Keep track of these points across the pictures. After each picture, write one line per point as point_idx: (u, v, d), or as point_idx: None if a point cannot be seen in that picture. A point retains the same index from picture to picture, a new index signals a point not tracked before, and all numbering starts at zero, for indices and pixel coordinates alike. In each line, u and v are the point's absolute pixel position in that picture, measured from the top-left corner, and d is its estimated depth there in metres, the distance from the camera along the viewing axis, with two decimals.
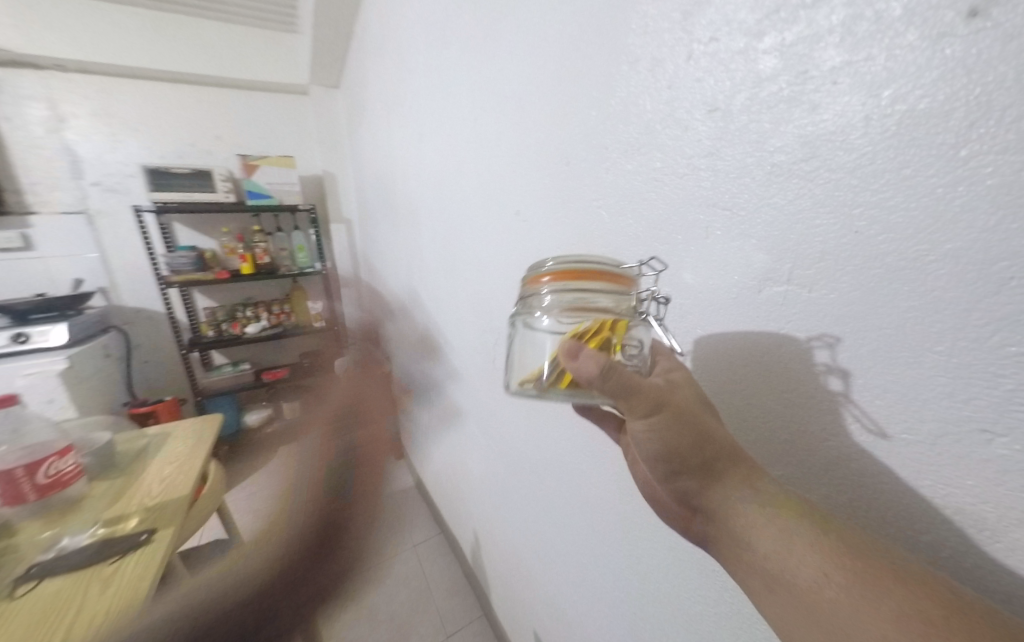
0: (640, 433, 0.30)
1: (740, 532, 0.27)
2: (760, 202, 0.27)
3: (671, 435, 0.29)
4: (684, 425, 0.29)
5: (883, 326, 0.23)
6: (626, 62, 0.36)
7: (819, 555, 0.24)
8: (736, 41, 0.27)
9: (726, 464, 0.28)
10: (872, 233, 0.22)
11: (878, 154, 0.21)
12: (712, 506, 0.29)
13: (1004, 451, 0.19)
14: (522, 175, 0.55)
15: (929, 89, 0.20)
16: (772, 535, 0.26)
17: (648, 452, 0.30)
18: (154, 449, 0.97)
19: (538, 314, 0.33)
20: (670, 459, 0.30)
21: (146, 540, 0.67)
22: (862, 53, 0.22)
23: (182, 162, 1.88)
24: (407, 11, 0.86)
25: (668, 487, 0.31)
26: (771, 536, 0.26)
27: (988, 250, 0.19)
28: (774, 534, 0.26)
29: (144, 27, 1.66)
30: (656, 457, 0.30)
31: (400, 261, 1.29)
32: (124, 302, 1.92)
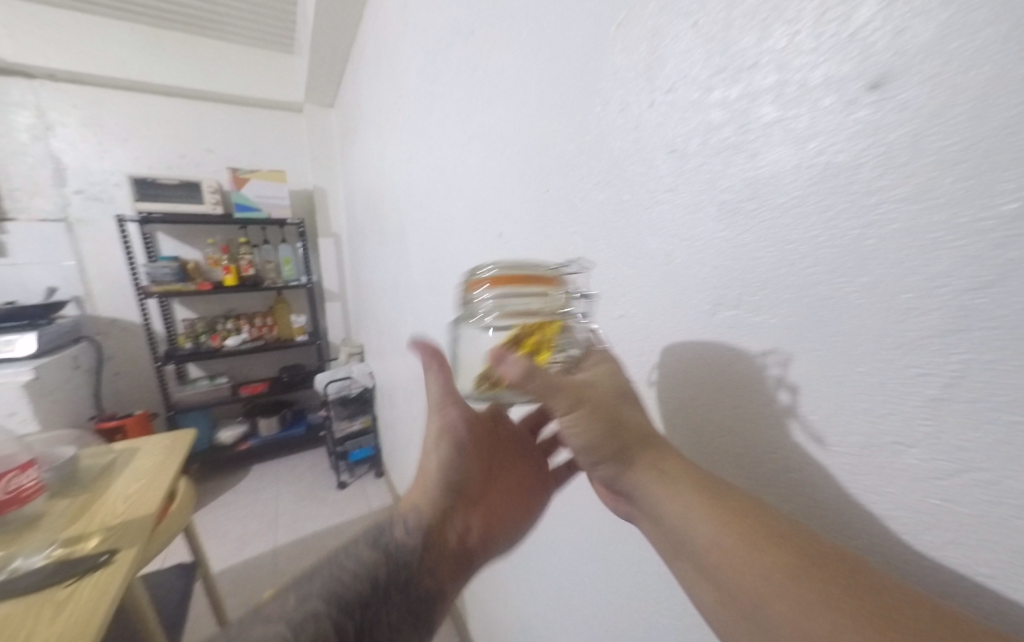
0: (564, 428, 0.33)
1: (659, 515, 0.30)
2: (712, 235, 0.30)
3: (589, 429, 0.32)
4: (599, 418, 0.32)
5: (815, 348, 0.25)
6: (598, 104, 0.39)
7: (713, 524, 0.27)
8: (690, 93, 0.31)
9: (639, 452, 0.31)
10: (805, 265, 0.25)
11: (806, 199, 0.25)
12: (629, 487, 0.32)
13: (915, 462, 0.22)
14: (504, 199, 0.58)
15: (843, 145, 0.23)
16: (690, 519, 0.28)
17: (573, 443, 0.33)
18: (121, 465, 0.93)
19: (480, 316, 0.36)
20: (591, 451, 0.33)
21: (106, 561, 0.64)
22: (791, 112, 0.25)
23: (170, 173, 1.88)
24: (401, 40, 0.91)
25: (595, 474, 0.34)
26: (674, 510, 0.29)
27: (892, 284, 0.22)
28: (677, 508, 0.29)
29: (141, 43, 1.69)
30: (579, 447, 0.33)
31: (387, 277, 1.30)
32: (99, 311, 1.87)
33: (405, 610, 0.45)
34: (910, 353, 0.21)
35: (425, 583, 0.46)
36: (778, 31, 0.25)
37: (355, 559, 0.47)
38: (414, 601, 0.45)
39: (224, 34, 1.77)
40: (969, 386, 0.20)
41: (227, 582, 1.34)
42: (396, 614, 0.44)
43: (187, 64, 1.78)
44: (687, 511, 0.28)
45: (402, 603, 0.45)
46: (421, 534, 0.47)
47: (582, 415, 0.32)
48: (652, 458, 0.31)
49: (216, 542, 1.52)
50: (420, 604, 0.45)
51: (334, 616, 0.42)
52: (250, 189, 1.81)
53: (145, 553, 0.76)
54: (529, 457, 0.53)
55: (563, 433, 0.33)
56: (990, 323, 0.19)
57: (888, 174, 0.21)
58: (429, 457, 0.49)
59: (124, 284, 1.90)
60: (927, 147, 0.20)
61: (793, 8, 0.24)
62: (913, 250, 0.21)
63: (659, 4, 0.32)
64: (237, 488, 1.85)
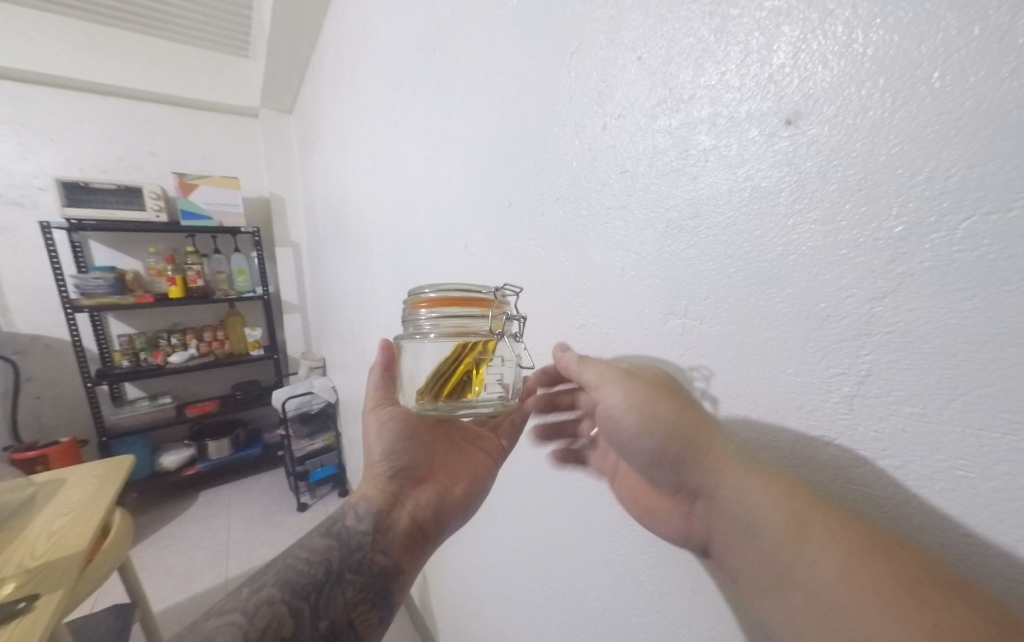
0: (616, 409, 0.34)
1: (738, 511, 0.29)
2: (661, 249, 0.33)
3: (648, 412, 0.32)
4: (661, 403, 0.32)
5: (752, 352, 0.28)
6: (555, 125, 0.42)
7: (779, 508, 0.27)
8: (637, 119, 0.33)
9: (717, 443, 0.30)
10: (739, 278, 0.28)
11: (738, 219, 0.27)
12: (708, 482, 0.31)
13: (836, 451, 0.25)
14: (468, 213, 0.59)
15: (767, 172, 0.26)
16: (761, 515, 0.28)
17: (638, 435, 0.34)
18: (42, 499, 0.84)
19: (422, 333, 0.42)
20: (649, 435, 0.33)
21: (25, 608, 0.58)
22: (723, 141, 0.28)
23: (106, 177, 1.74)
24: (363, 50, 0.90)
25: (667, 471, 0.34)
26: (749, 498, 0.28)
27: (812, 294, 0.24)
28: (752, 496, 0.28)
29: (73, 36, 1.57)
30: (643, 440, 0.34)
31: (349, 287, 1.27)
32: (17, 328, 1.68)
33: (362, 587, 0.46)
34: (828, 355, 0.24)
35: (378, 561, 0.47)
36: (709, 69, 0.28)
37: (307, 547, 0.48)
38: (369, 579, 0.47)
39: (171, 34, 1.68)
40: (874, 384, 0.22)
41: (170, 621, 1.22)
42: (352, 591, 0.45)
43: (127, 62, 1.67)
44: (763, 507, 0.27)
45: (358, 582, 0.46)
46: (373, 517, 0.49)
47: (636, 397, 0.33)
48: (734, 450, 0.30)
49: (157, 578, 1.39)
50: (375, 580, 0.47)
51: (290, 599, 0.43)
52: (198, 196, 1.70)
53: (72, 595, 0.68)
54: (479, 442, 0.56)
55: (622, 424, 0.34)
56: (889, 328, 0.22)
57: (802, 199, 0.24)
58: (372, 447, 0.51)
59: (49, 297, 1.72)
60: (834, 176, 0.23)
61: (721, 49, 0.27)
62: (825, 265, 0.24)
63: (607, 37, 0.35)
64: (182, 517, 1.70)
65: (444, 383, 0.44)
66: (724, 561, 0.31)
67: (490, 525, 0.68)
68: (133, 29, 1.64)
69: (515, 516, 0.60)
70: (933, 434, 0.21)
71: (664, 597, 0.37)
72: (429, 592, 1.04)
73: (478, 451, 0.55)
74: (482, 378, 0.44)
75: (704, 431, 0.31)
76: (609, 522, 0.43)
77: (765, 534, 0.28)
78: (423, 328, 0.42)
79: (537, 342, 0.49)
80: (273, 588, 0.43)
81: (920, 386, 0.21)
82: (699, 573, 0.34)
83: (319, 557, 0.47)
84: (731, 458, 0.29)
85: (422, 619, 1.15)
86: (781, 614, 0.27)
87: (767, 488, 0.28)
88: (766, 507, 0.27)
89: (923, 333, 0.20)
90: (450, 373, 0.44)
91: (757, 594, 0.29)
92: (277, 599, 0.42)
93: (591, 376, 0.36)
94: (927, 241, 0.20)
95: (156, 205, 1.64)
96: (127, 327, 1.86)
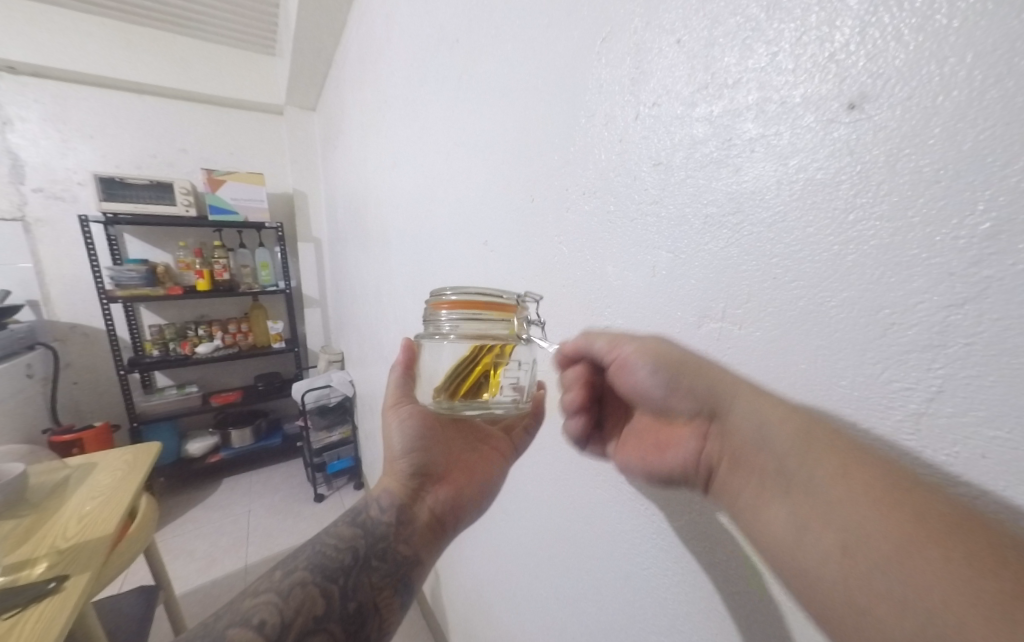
0: (630, 361, 0.34)
1: (752, 438, 0.29)
2: (698, 247, 0.31)
3: (662, 359, 0.32)
4: (674, 347, 0.32)
5: (799, 359, 0.26)
6: (583, 116, 0.40)
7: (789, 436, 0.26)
8: (673, 109, 0.31)
9: (728, 377, 0.29)
10: (787, 280, 0.26)
11: (788, 214, 0.25)
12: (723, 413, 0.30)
13: (897, 473, 0.22)
14: (488, 210, 0.58)
15: (824, 162, 0.23)
16: (773, 432, 0.27)
17: (645, 377, 0.33)
18: (75, 482, 0.87)
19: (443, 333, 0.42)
20: (664, 380, 0.33)
21: (55, 588, 0.60)
22: (772, 129, 0.25)
23: (140, 172, 1.80)
24: (387, 46, 0.90)
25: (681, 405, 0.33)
26: (756, 426, 0.28)
27: (873, 300, 0.22)
28: (759, 426, 0.28)
29: (110, 37, 1.63)
30: (651, 382, 0.33)
31: (369, 284, 1.28)
32: (57, 316, 1.76)
33: (386, 573, 0.45)
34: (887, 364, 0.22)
35: (401, 550, 0.46)
36: (759, 51, 0.26)
37: (335, 535, 0.47)
38: (393, 566, 0.45)
39: (203, 34, 1.74)
40: (948, 401, 0.20)
41: (194, 603, 1.26)
42: (377, 577, 0.44)
43: (161, 61, 1.72)
44: (777, 431, 0.27)
45: (382, 568, 0.45)
46: (395, 509, 0.48)
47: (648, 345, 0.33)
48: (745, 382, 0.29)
49: (182, 561, 1.44)
50: (399, 568, 0.45)
51: (321, 581, 0.42)
52: (226, 191, 1.74)
53: (101, 576, 0.71)
54: (489, 447, 0.54)
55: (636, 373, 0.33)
56: (968, 339, 0.19)
57: (866, 192, 0.22)
58: (392, 443, 0.51)
59: (86, 288, 1.80)
60: (904, 167, 0.20)
61: (773, 27, 0.25)
62: (892, 265, 0.21)
63: (643, 20, 0.33)
64: (205, 503, 1.76)
65: (462, 381, 0.43)
66: (730, 483, 0.31)
67: (506, 528, 0.67)
68: (168, 30, 1.70)
69: (531, 519, 0.59)
70: (1017, 462, 0.18)
71: (688, 617, 0.35)
72: (444, 592, 1.04)
73: (491, 450, 0.54)
74: (497, 380, 0.43)
75: (713, 366, 0.30)
76: (629, 533, 0.40)
77: (774, 451, 0.28)
78: (443, 328, 0.42)
79: (561, 344, 0.47)
80: (304, 570, 0.43)
81: (1005, 406, 0.18)
82: (701, 573, 0.33)
83: (345, 544, 0.46)
84: (740, 389, 0.29)
85: (435, 617, 1.15)
86: (778, 519, 0.27)
87: (776, 408, 0.27)
88: (775, 424, 0.27)
89: (1013, 346, 0.18)
90: (468, 374, 0.43)
91: (758, 510, 0.29)
92: (309, 581, 0.42)
93: (599, 343, 0.36)
94: (1021, 241, 0.17)
95: (185, 200, 1.69)
96: (158, 317, 1.93)
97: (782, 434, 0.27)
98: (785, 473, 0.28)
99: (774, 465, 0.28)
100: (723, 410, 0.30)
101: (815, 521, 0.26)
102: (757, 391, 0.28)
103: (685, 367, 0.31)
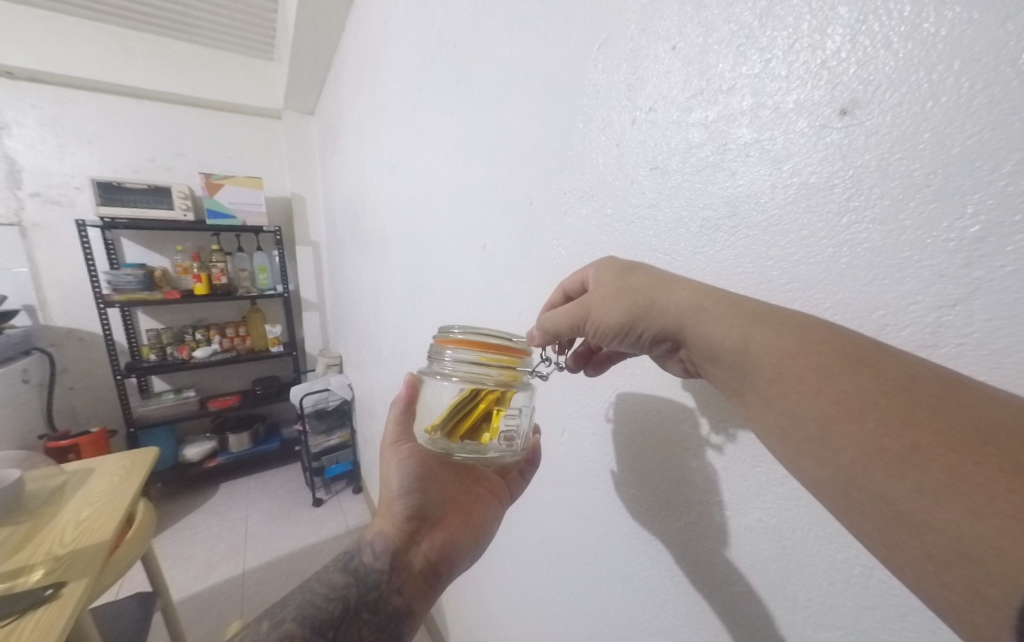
0: (599, 339, 0.33)
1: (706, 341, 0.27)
2: (695, 250, 0.31)
3: (616, 302, 0.31)
4: (627, 275, 0.31)
5: (782, 302, 0.26)
6: (580, 121, 0.40)
7: (736, 324, 0.25)
8: (669, 114, 0.32)
9: (680, 287, 0.28)
10: (782, 282, 0.26)
11: (783, 217, 0.25)
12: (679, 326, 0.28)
13: None
14: (488, 212, 0.58)
15: (817, 166, 0.24)
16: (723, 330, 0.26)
17: (607, 338, 0.32)
18: (71, 488, 0.87)
19: (443, 370, 0.44)
20: (627, 339, 0.31)
21: (52, 595, 0.59)
22: (766, 134, 0.26)
23: (138, 177, 1.80)
24: (385, 52, 0.91)
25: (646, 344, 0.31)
26: (710, 325, 0.26)
27: (867, 300, 0.22)
28: (714, 324, 0.26)
29: (108, 41, 1.63)
30: (612, 337, 0.32)
31: (368, 287, 1.28)
32: (53, 321, 1.75)
33: (376, 628, 0.44)
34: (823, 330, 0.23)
35: (393, 601, 0.46)
36: (752, 57, 0.26)
37: (327, 581, 0.46)
38: (384, 618, 0.45)
39: (201, 39, 1.74)
40: None
41: (192, 611, 1.25)
42: (367, 631, 0.44)
43: (159, 66, 1.73)
44: (725, 328, 0.26)
45: (373, 621, 0.44)
46: (388, 556, 0.47)
47: (603, 287, 0.32)
48: (693, 294, 0.28)
49: (179, 567, 1.43)
50: (390, 620, 0.45)
51: (311, 635, 0.41)
52: (224, 196, 1.74)
53: (97, 584, 0.70)
54: (482, 490, 0.53)
55: (601, 341, 0.33)
56: (960, 339, 0.19)
57: (859, 196, 0.22)
58: (389, 483, 0.50)
59: (83, 293, 1.79)
60: (895, 172, 0.21)
61: (766, 35, 0.25)
62: (885, 268, 0.22)
63: (639, 27, 0.33)
64: (202, 508, 1.75)
65: (460, 420, 0.44)
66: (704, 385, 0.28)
67: (506, 531, 0.66)
68: (165, 35, 1.70)
69: (530, 521, 0.59)
70: None
71: (688, 617, 0.35)
72: (444, 598, 1.03)
73: (486, 492, 0.53)
74: (497, 424, 0.43)
75: (661, 284, 0.29)
76: (631, 536, 0.40)
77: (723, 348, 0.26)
78: (445, 367, 0.44)
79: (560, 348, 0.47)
80: (293, 622, 0.42)
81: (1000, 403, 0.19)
82: (698, 576, 0.34)
83: (338, 593, 0.45)
84: (689, 300, 0.28)
85: (435, 622, 1.14)
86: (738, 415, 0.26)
87: (721, 308, 0.26)
88: (723, 325, 0.26)
89: (1007, 345, 0.18)
90: (468, 416, 0.44)
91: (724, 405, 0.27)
92: (299, 635, 0.41)
93: (563, 325, 0.34)
94: (1009, 243, 0.18)
95: (183, 205, 1.69)
96: (155, 322, 1.92)
97: (731, 332, 0.25)
98: (739, 363, 0.25)
99: (728, 363, 0.26)
100: (680, 330, 0.28)
101: (759, 406, 0.24)
102: (701, 304, 0.27)
103: (632, 308, 0.30)
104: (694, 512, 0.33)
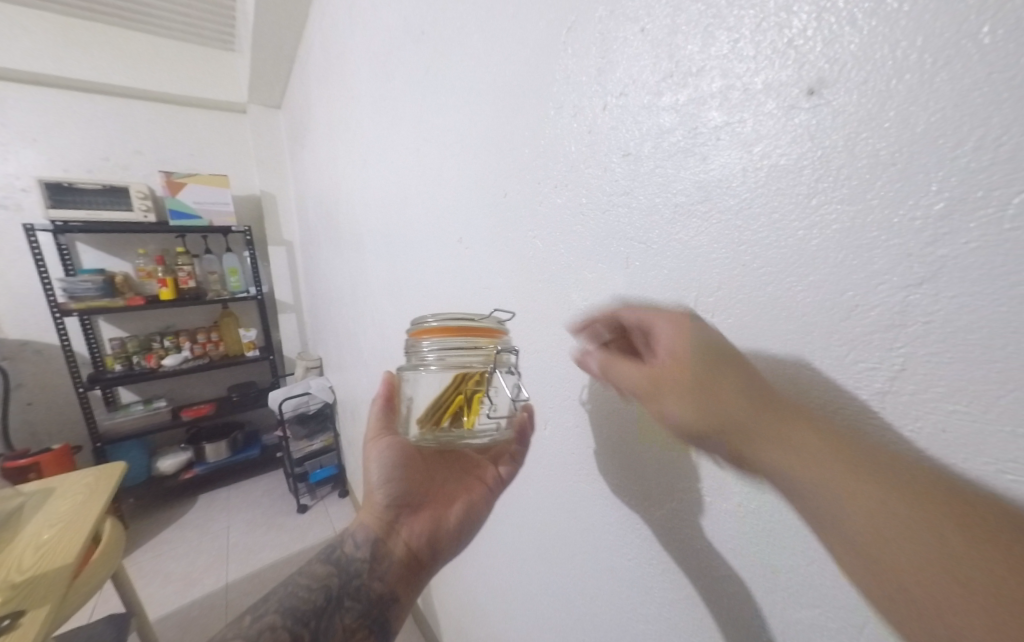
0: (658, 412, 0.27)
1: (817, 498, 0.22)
2: (668, 238, 0.31)
3: (698, 397, 0.25)
4: (714, 372, 0.25)
5: (747, 288, 0.27)
6: (552, 107, 0.39)
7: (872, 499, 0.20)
8: (640, 98, 0.31)
9: (786, 422, 0.23)
10: (755, 265, 0.26)
11: (755, 200, 0.25)
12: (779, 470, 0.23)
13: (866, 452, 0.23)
14: (462, 207, 0.56)
15: (786, 148, 0.23)
16: (846, 499, 0.21)
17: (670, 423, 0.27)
18: (29, 511, 0.81)
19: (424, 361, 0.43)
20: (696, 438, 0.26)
21: (10, 626, 0.55)
22: (736, 117, 0.25)
23: (92, 177, 1.70)
24: (351, 41, 0.87)
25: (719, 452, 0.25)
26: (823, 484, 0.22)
27: (835, 282, 0.22)
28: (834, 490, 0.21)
29: (49, 31, 1.52)
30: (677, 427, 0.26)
31: (344, 286, 1.25)
32: (5, 334, 1.64)
33: (360, 614, 0.43)
34: (879, 433, 0.22)
35: (375, 588, 0.44)
36: (721, 38, 0.26)
37: (309, 573, 0.46)
38: (367, 605, 0.44)
39: (152, 28, 1.64)
40: (910, 380, 0.20)
41: (171, 629, 1.21)
42: (350, 618, 0.43)
43: (107, 57, 1.62)
44: (850, 501, 0.21)
45: (356, 608, 0.43)
46: (370, 545, 0.46)
47: (679, 361, 0.26)
48: (814, 446, 0.22)
49: (157, 584, 1.37)
50: (372, 607, 0.44)
51: (292, 625, 0.41)
52: (187, 195, 1.66)
53: (62, 609, 0.66)
54: (472, 480, 0.51)
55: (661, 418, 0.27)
56: (927, 317, 0.19)
57: (827, 178, 0.22)
58: (370, 475, 0.49)
59: (36, 302, 1.68)
60: (862, 150, 0.21)
61: (733, 14, 0.25)
62: (854, 249, 0.21)
63: (607, 9, 0.32)
64: (179, 522, 1.68)
65: (444, 411, 0.44)
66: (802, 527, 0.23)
67: (492, 527, 0.66)
68: (113, 24, 1.59)
69: (516, 517, 0.58)
70: (976, 436, 0.19)
71: (673, 604, 0.35)
72: (434, 596, 1.02)
73: (476, 481, 0.51)
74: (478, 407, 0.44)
75: (763, 410, 0.24)
76: (616, 526, 0.40)
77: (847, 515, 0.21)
78: (426, 359, 0.43)
79: (538, 340, 0.47)
80: (275, 613, 0.41)
81: (964, 379, 0.19)
82: (682, 565, 0.34)
83: (318, 583, 0.44)
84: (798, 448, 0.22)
85: (426, 621, 1.14)
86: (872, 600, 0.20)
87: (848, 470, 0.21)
88: (844, 494, 0.21)
89: (967, 323, 0.18)
90: (448, 404, 0.45)
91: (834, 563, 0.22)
92: (279, 625, 0.40)
93: (629, 382, 0.28)
94: (971, 220, 0.18)
95: (143, 205, 1.60)
96: (119, 330, 1.83)
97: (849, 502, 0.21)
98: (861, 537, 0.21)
99: (851, 535, 0.21)
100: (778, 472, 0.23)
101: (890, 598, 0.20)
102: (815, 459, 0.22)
103: (714, 417, 0.25)
104: (678, 500, 0.33)
